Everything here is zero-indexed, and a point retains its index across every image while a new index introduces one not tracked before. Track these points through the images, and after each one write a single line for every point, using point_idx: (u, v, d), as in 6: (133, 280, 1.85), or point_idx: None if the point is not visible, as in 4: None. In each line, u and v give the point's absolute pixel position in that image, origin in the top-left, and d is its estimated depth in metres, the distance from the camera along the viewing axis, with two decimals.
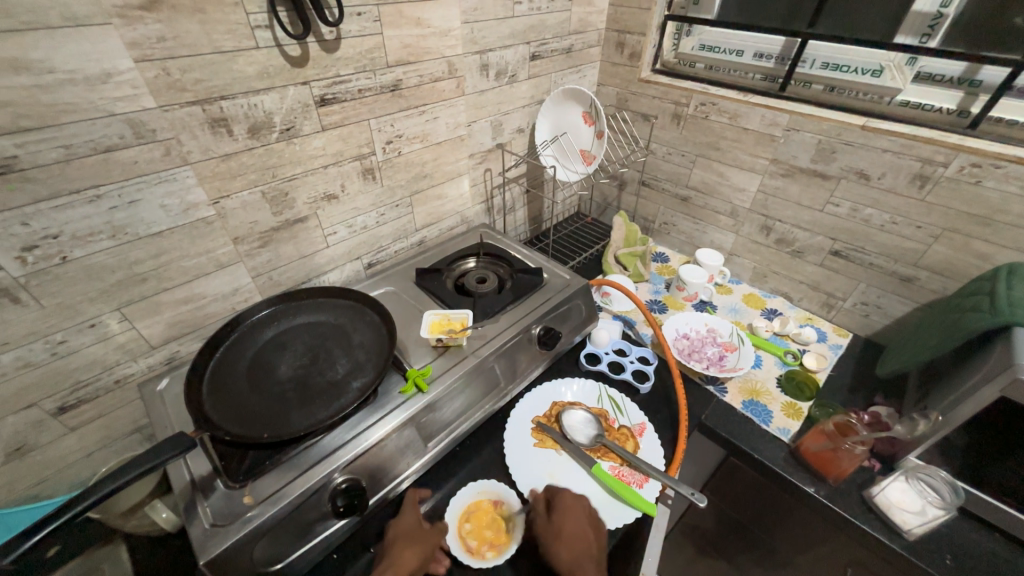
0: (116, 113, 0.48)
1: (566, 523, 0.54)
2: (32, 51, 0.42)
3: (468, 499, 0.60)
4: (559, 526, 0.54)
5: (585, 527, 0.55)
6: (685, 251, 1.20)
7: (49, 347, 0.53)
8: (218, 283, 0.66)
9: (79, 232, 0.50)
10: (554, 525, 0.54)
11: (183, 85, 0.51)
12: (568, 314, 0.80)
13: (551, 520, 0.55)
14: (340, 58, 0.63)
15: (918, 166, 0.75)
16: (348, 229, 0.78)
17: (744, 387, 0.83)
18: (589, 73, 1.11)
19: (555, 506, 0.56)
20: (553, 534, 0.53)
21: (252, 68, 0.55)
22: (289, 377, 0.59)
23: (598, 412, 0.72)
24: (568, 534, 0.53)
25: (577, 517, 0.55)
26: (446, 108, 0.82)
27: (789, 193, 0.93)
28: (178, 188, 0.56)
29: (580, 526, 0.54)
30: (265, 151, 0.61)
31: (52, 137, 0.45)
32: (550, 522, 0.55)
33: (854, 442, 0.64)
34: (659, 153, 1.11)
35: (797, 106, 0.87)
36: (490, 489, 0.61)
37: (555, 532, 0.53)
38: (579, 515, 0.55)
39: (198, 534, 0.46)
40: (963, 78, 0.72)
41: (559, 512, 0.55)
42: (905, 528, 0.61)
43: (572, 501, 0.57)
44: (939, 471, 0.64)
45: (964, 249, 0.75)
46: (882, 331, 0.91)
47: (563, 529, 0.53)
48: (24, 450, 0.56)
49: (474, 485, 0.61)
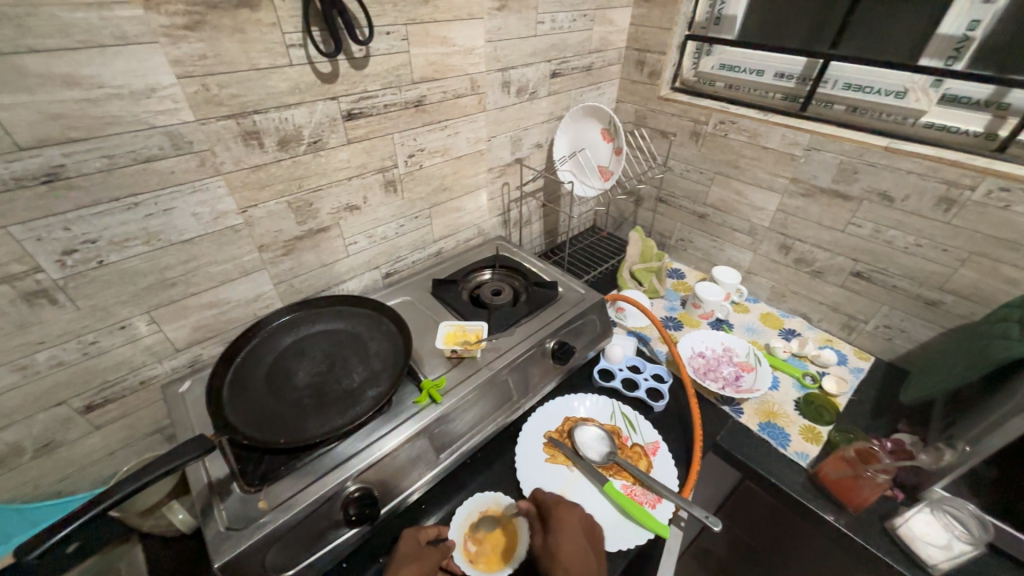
0: (157, 126, 0.50)
1: (562, 540, 0.52)
2: (84, 67, 0.44)
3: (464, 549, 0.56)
4: (554, 545, 0.52)
5: (583, 542, 0.53)
6: (701, 267, 1.19)
7: (81, 347, 0.55)
8: (242, 289, 0.67)
9: (116, 237, 0.53)
10: (550, 544, 0.53)
11: (220, 100, 0.54)
12: (582, 328, 0.80)
13: (548, 540, 0.53)
14: (368, 75, 0.65)
15: (943, 189, 0.74)
16: (369, 239, 0.80)
17: (761, 408, 0.81)
18: (607, 90, 1.12)
19: (551, 524, 0.55)
20: (550, 554, 0.52)
21: (285, 83, 0.58)
22: (307, 383, 0.61)
23: (611, 429, 0.71)
24: (564, 551, 0.51)
25: (573, 533, 0.53)
26: (467, 123, 0.84)
27: (809, 212, 0.92)
28: (210, 197, 0.58)
29: (577, 542, 0.52)
30: (293, 162, 0.63)
31: (97, 148, 0.48)
32: (545, 542, 0.54)
33: (876, 471, 0.62)
34: (677, 170, 1.11)
35: (817, 125, 0.86)
36: (460, 529, 0.58)
37: (551, 551, 0.52)
38: (581, 538, 0.53)
39: (213, 537, 0.47)
40: (990, 100, 0.71)
41: (555, 528, 0.54)
42: (932, 562, 0.59)
43: (566, 515, 0.55)
44: (966, 504, 0.62)
45: (993, 275, 0.73)
46: (905, 355, 0.89)
47: (559, 548, 0.51)
48: (51, 445, 0.58)
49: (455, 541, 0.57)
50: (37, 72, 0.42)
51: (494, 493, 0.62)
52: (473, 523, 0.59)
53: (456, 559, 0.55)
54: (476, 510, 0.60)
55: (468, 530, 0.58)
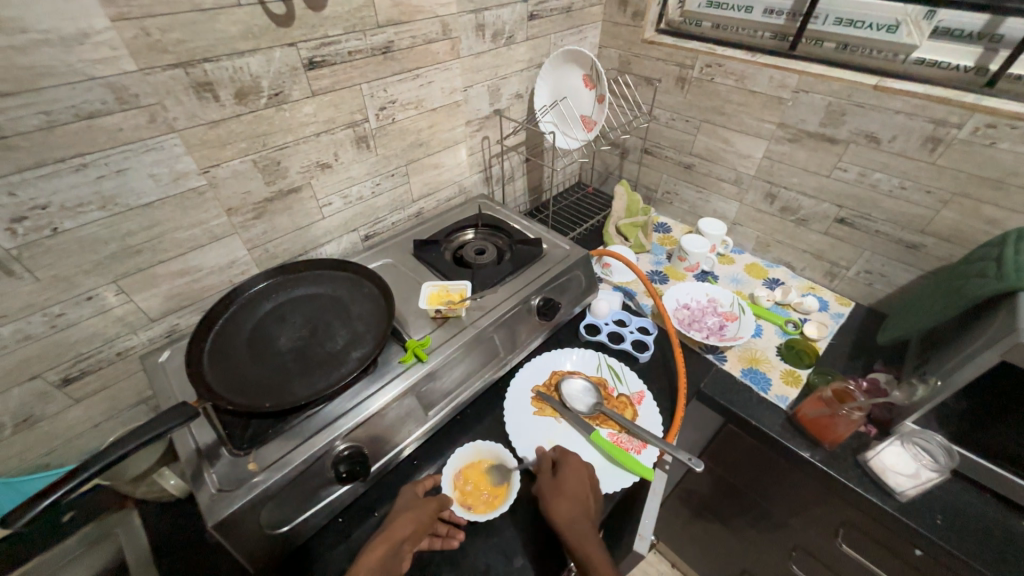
0: (96, 77, 0.46)
1: (570, 482, 0.56)
2: (3, 9, 0.40)
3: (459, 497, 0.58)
4: (562, 484, 0.55)
5: (589, 491, 0.56)
6: (686, 220, 1.18)
7: (48, 319, 0.53)
8: (214, 256, 0.65)
9: (68, 202, 0.49)
10: (557, 483, 0.56)
11: (164, 46, 0.49)
12: (567, 284, 0.80)
13: (556, 478, 0.56)
14: (328, 18, 0.60)
15: (931, 128, 0.72)
16: (344, 199, 0.77)
17: (744, 355, 0.83)
18: (589, 34, 1.06)
19: (561, 468, 0.58)
20: (555, 490, 0.55)
21: (234, 27, 0.53)
22: (290, 348, 0.60)
23: (597, 381, 0.72)
24: (570, 491, 0.55)
25: (581, 477, 0.56)
26: (440, 71, 0.79)
27: (795, 158, 0.90)
28: (166, 157, 0.54)
29: (583, 487, 0.56)
30: (254, 118, 0.59)
31: (31, 102, 0.44)
32: (551, 480, 0.56)
33: (850, 409, 0.65)
34: (663, 119, 1.07)
35: (806, 65, 0.83)
36: (451, 480, 0.60)
37: (558, 489, 0.55)
38: (588, 484, 0.56)
39: (205, 499, 0.47)
40: (983, 32, 0.69)
41: (565, 471, 0.57)
42: (899, 490, 0.63)
43: (577, 463, 0.58)
44: (935, 436, 0.64)
45: (974, 215, 0.74)
46: (884, 299, 0.91)
47: (565, 488, 0.55)
48: (32, 420, 0.57)
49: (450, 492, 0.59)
50: None
51: (470, 443, 0.64)
52: (462, 472, 0.61)
53: (462, 517, 0.56)
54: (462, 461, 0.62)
55: (460, 479, 0.60)
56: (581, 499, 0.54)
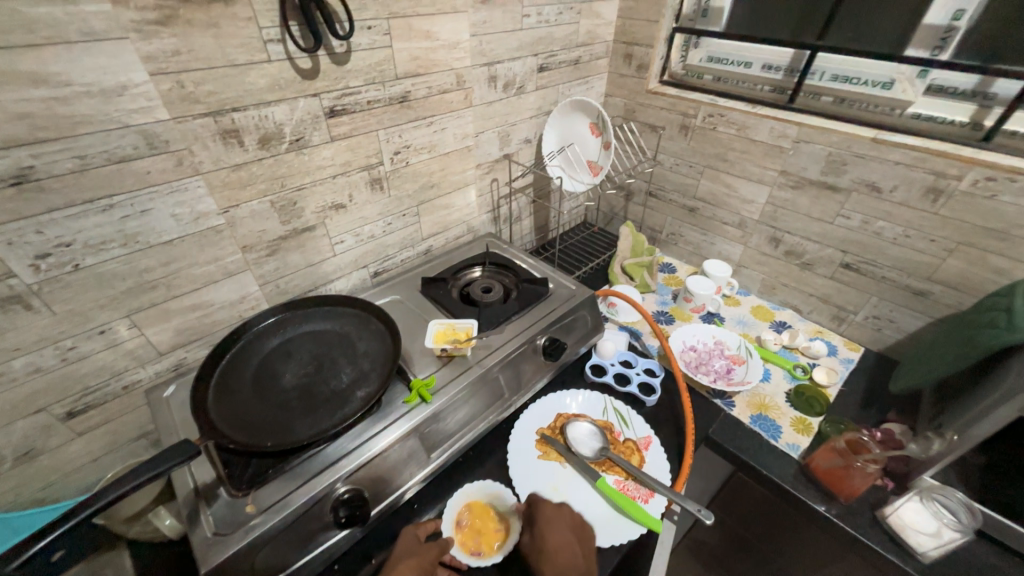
0: (131, 125, 0.49)
1: (550, 536, 0.53)
2: (51, 65, 0.43)
3: (461, 547, 0.56)
4: (542, 541, 0.53)
5: (571, 539, 0.54)
6: (692, 261, 1.19)
7: (59, 352, 0.54)
8: (226, 291, 0.66)
9: (91, 240, 0.51)
10: (537, 541, 0.53)
11: (196, 97, 0.52)
12: (573, 324, 0.80)
13: (535, 535, 0.54)
14: (350, 71, 0.64)
15: (931, 179, 0.74)
16: (355, 238, 0.79)
17: (753, 401, 0.81)
18: (596, 84, 1.11)
19: (538, 519, 0.55)
20: (538, 550, 0.52)
21: (263, 80, 0.56)
22: (294, 385, 0.60)
23: (603, 425, 0.71)
24: (552, 547, 0.52)
25: (559, 527, 0.54)
26: (454, 119, 0.83)
27: (798, 205, 0.92)
28: (189, 198, 0.57)
29: (565, 537, 0.53)
30: (275, 161, 0.62)
31: (68, 148, 0.46)
32: (532, 539, 0.54)
33: (866, 461, 0.63)
34: (667, 164, 1.11)
35: (805, 117, 0.86)
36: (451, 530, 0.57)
37: (539, 548, 0.52)
38: (564, 528, 0.54)
39: (199, 542, 0.46)
40: (975, 91, 0.71)
41: (542, 524, 0.54)
42: (921, 550, 0.60)
43: (553, 513, 0.56)
44: (956, 492, 0.62)
45: (980, 263, 0.74)
46: (895, 345, 0.90)
47: (547, 544, 0.52)
48: (32, 454, 0.57)
49: (453, 547, 0.55)
50: (1, 71, 0.41)
51: (459, 491, 0.61)
52: (459, 522, 0.58)
53: (480, 566, 0.54)
54: (457, 508, 0.59)
55: (458, 528, 0.58)
56: (566, 551, 0.52)
